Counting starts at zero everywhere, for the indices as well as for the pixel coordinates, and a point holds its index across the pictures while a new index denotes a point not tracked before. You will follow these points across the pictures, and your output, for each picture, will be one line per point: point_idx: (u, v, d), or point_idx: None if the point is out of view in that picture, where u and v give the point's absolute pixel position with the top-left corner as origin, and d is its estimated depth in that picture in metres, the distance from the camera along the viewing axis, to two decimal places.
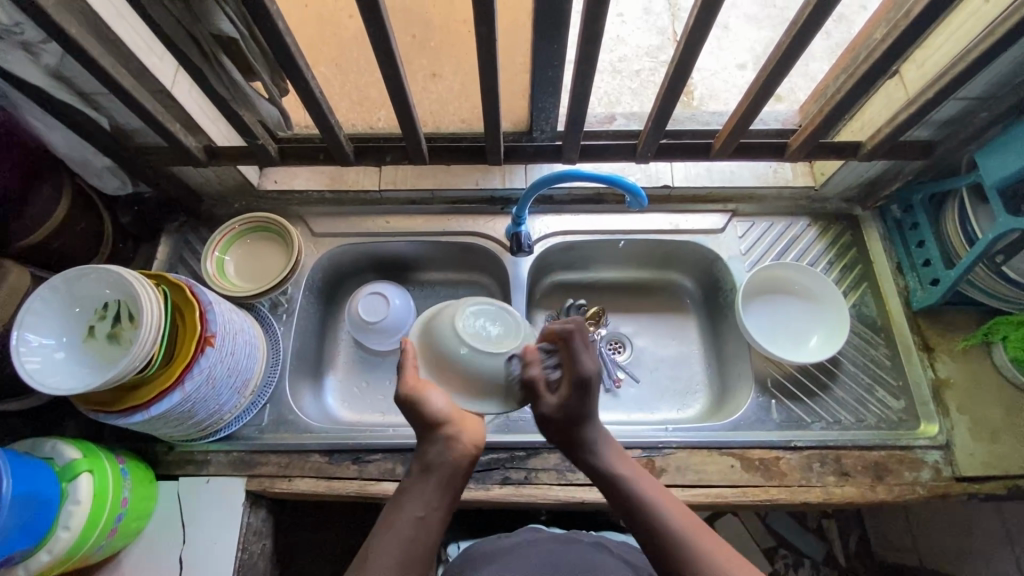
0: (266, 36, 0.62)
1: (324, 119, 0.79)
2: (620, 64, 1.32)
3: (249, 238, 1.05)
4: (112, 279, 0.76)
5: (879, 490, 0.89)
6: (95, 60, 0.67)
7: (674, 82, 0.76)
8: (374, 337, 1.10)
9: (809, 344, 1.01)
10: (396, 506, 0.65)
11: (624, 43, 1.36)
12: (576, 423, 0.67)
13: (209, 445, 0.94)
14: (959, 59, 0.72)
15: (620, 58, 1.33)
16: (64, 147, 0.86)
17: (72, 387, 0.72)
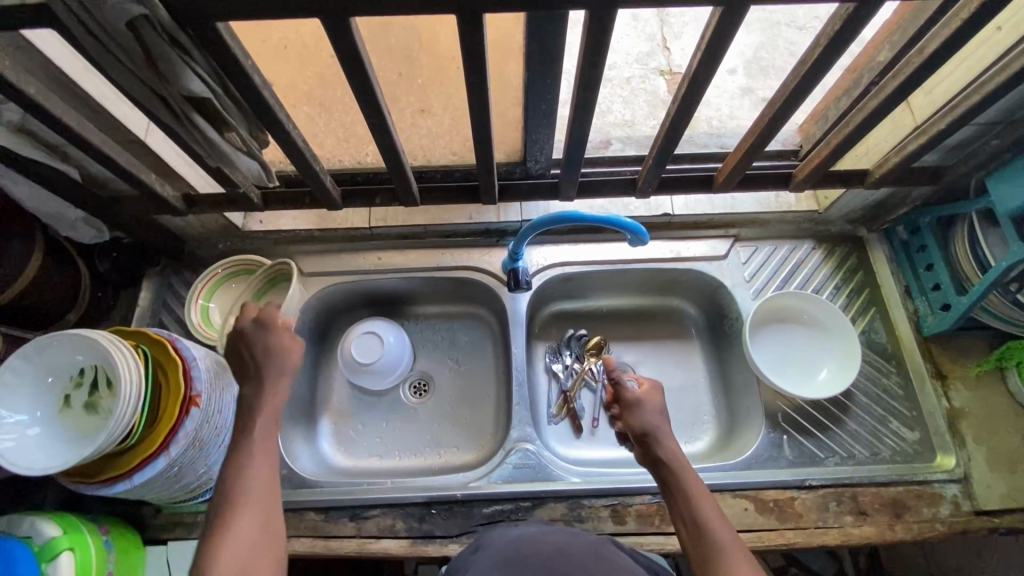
0: (242, 93, 0.58)
1: (309, 167, 0.75)
2: (609, 72, 1.28)
3: (232, 281, 1.01)
4: (88, 345, 0.72)
5: (898, 529, 0.87)
6: (59, 119, 0.62)
7: (676, 121, 0.73)
8: (364, 377, 1.05)
9: (818, 378, 0.98)
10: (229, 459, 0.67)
11: (612, 50, 1.32)
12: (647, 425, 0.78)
13: (200, 506, 0.89)
14: (972, 92, 0.69)
15: (608, 66, 1.29)
16: (33, 202, 0.82)
17: (48, 466, 0.67)
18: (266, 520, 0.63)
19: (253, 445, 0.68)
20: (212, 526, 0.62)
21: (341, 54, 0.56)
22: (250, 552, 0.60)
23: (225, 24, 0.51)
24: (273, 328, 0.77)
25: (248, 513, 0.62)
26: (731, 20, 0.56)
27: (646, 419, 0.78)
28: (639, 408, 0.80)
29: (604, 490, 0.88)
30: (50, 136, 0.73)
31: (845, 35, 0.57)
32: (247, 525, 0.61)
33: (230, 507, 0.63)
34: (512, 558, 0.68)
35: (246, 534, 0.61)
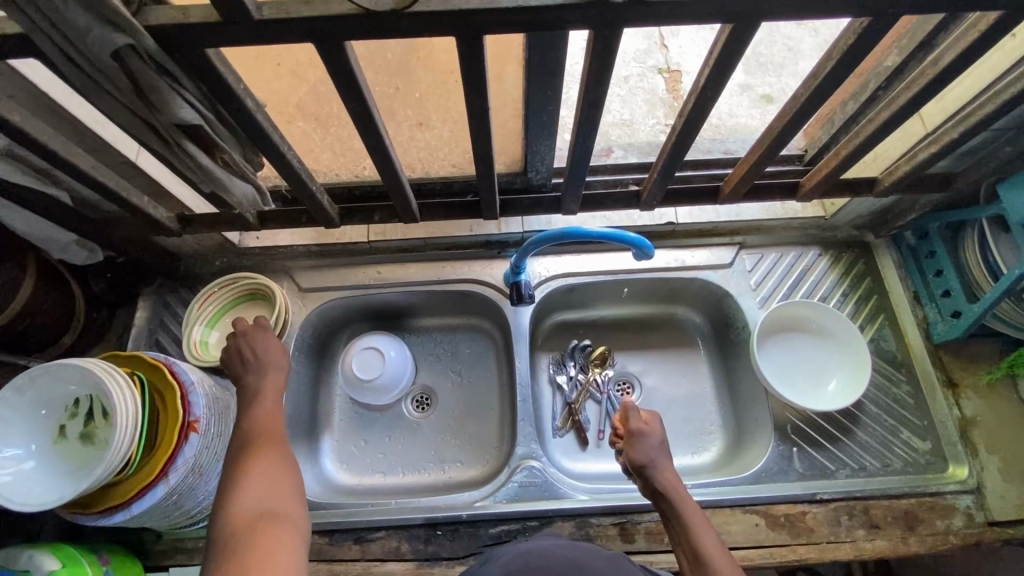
0: (235, 118, 0.56)
1: (305, 187, 0.73)
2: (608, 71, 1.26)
3: (206, 299, 0.96)
4: (81, 375, 0.70)
5: (911, 542, 0.85)
6: (45, 145, 0.60)
7: (683, 135, 0.71)
8: (365, 394, 1.03)
9: (827, 389, 0.96)
10: (239, 428, 0.73)
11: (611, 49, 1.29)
12: (647, 457, 0.78)
13: (201, 531, 0.88)
14: (987, 101, 0.67)
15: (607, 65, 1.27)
16: (24, 226, 0.79)
17: (43, 501, 0.66)
18: (281, 453, 0.69)
19: (260, 418, 0.73)
20: (230, 469, 0.66)
21: (337, 77, 0.54)
22: (270, 476, 0.65)
23: (214, 50, 0.49)
24: (265, 330, 0.83)
25: (265, 448, 0.68)
26: (743, 35, 0.54)
27: (647, 453, 0.79)
28: (639, 440, 0.80)
29: (612, 508, 0.87)
30: (38, 161, 0.71)
31: (860, 47, 0.55)
32: (261, 456, 0.67)
33: (246, 447, 0.69)
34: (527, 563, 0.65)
35: (265, 463, 0.66)
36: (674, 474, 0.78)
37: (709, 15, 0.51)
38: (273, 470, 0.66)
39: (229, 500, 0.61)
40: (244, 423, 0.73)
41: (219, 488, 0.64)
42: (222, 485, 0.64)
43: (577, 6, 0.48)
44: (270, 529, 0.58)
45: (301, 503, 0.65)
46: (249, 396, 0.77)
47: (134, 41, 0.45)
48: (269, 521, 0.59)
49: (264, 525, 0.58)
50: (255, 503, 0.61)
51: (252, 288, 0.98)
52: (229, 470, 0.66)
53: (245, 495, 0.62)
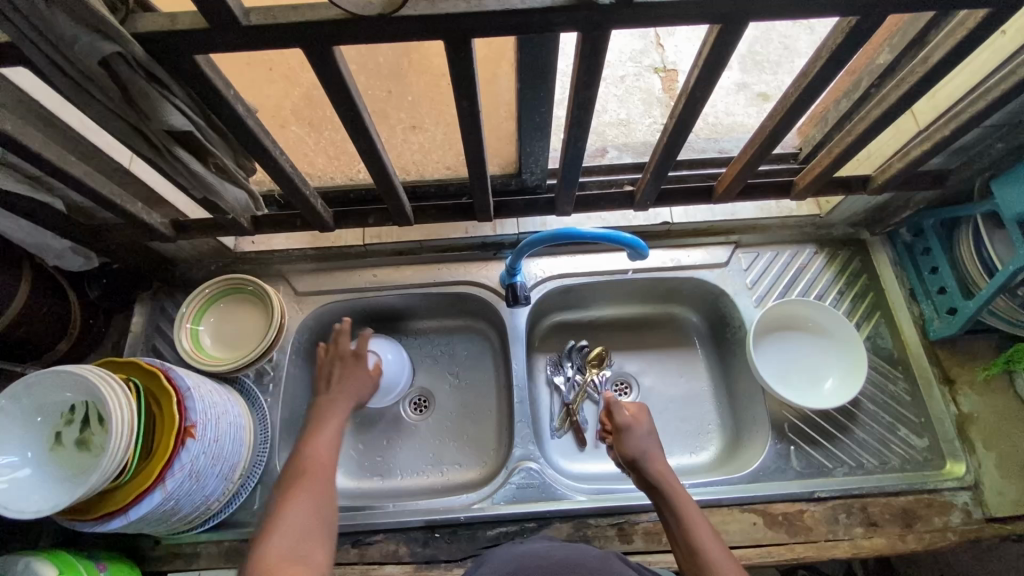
0: (226, 123, 0.56)
1: (298, 191, 0.73)
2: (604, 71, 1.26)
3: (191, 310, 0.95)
4: (77, 382, 0.70)
5: (909, 539, 0.85)
6: (37, 153, 0.60)
7: (675, 135, 0.71)
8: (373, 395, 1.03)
9: (825, 387, 0.96)
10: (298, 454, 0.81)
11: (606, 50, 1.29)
12: (637, 451, 0.80)
13: (199, 536, 0.88)
14: (976, 98, 0.68)
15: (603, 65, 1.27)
16: (18, 234, 0.80)
17: (39, 508, 0.66)
18: (321, 495, 0.75)
19: (314, 449, 0.81)
20: (278, 501, 0.74)
21: (326, 81, 0.54)
22: (306, 516, 0.71)
23: (203, 57, 0.49)
24: (362, 364, 0.95)
25: (310, 484, 0.76)
26: (730, 35, 0.54)
27: (636, 447, 0.80)
28: (626, 434, 0.82)
29: (610, 509, 0.87)
30: (31, 169, 0.71)
31: (847, 47, 0.55)
32: (307, 493, 0.74)
33: (295, 482, 0.76)
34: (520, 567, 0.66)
35: (304, 501, 0.73)
36: (665, 463, 0.79)
37: (698, 14, 0.51)
38: (307, 511, 0.72)
39: (268, 534, 0.68)
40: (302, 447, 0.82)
41: (265, 520, 0.71)
42: (268, 518, 0.71)
43: (564, 8, 0.48)
44: (294, 570, 0.63)
45: (327, 550, 0.69)
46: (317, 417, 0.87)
47: (122, 49, 0.45)
48: (293, 566, 0.64)
49: (288, 566, 0.63)
50: (286, 543, 0.67)
51: (231, 286, 0.98)
52: (276, 502, 0.74)
53: (281, 532, 0.68)
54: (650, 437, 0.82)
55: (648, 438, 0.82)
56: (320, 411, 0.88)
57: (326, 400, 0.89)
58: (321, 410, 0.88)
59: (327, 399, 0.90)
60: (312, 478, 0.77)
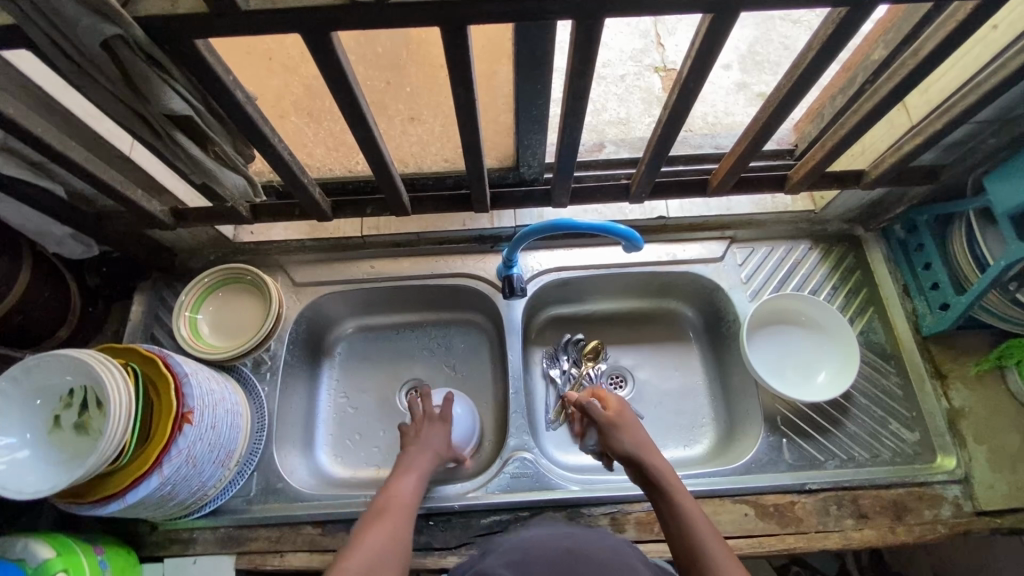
0: (224, 109, 0.57)
1: (296, 179, 0.74)
2: (604, 69, 1.27)
3: (187, 307, 0.96)
4: (75, 365, 0.71)
5: (899, 531, 0.86)
6: (38, 137, 0.61)
7: (671, 124, 0.72)
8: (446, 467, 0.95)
9: (817, 380, 0.97)
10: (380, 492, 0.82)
11: (606, 48, 1.30)
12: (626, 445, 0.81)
13: (194, 522, 0.88)
14: (968, 93, 0.69)
15: (603, 63, 1.28)
16: (18, 220, 0.80)
17: (38, 489, 0.66)
18: (398, 529, 0.74)
19: (397, 487, 0.82)
20: (359, 529, 0.74)
21: (324, 68, 0.55)
22: (383, 545, 0.71)
23: (203, 41, 0.50)
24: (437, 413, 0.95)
25: (390, 516, 0.76)
26: (723, 25, 0.54)
27: (626, 441, 0.82)
28: (615, 428, 0.84)
29: (603, 498, 0.88)
30: (32, 154, 0.72)
31: (837, 38, 0.56)
32: (385, 524, 0.74)
33: (377, 515, 0.76)
34: (522, 560, 0.67)
35: (386, 527, 0.73)
36: (660, 457, 0.80)
37: (690, 3, 0.52)
38: (390, 538, 0.72)
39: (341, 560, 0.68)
40: (386, 487, 0.83)
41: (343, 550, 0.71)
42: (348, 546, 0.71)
43: None
44: None
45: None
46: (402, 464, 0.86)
47: (123, 32, 0.46)
48: None
49: None
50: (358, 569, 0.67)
51: (227, 275, 0.99)
52: (357, 532, 0.74)
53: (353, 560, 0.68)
54: (639, 429, 0.84)
55: (636, 431, 0.83)
56: (406, 455, 0.87)
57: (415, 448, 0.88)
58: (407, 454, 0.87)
59: (415, 446, 0.89)
60: (398, 512, 0.77)
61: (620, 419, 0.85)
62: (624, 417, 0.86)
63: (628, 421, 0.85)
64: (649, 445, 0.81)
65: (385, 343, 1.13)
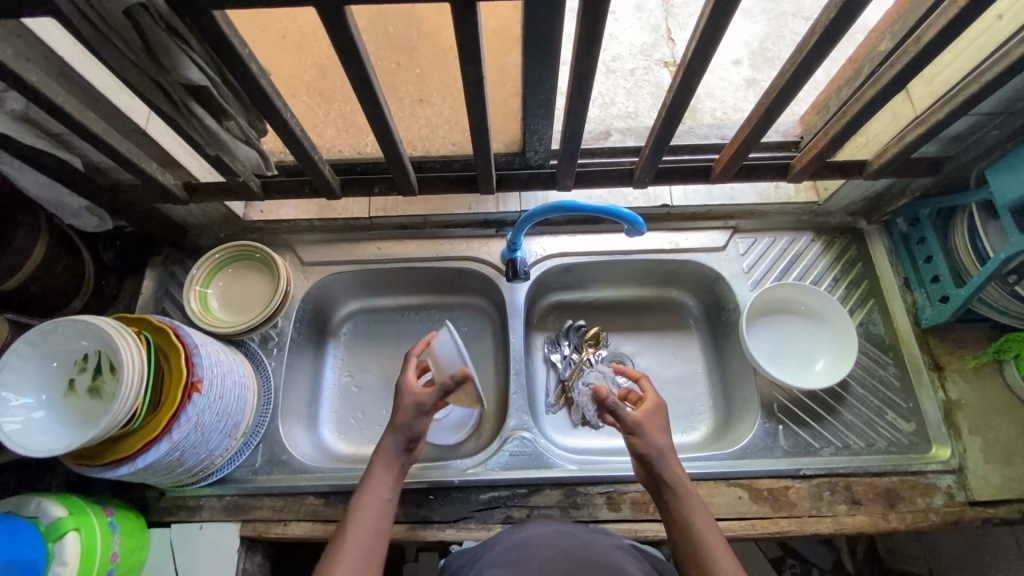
0: (239, 81, 0.59)
1: (307, 155, 0.75)
2: (613, 63, 1.28)
3: (197, 286, 0.98)
4: (91, 331, 0.73)
5: (891, 518, 0.87)
6: (60, 107, 0.63)
7: (674, 107, 0.73)
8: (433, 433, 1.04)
9: (815, 368, 0.98)
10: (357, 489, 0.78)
11: (616, 42, 1.31)
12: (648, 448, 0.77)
13: (201, 490, 0.91)
14: (971, 81, 0.69)
15: (613, 57, 1.29)
16: (37, 190, 0.83)
17: (53, 448, 0.69)
18: (373, 537, 0.72)
19: (370, 487, 0.76)
20: (336, 537, 0.73)
21: (337, 43, 0.57)
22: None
23: (221, 13, 0.51)
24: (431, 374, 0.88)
25: (364, 527, 0.73)
26: (726, 7, 0.56)
27: (650, 445, 0.77)
28: (641, 430, 0.78)
29: (599, 478, 0.89)
30: (52, 125, 0.74)
31: (839, 23, 0.57)
32: (359, 535, 0.72)
33: (351, 522, 0.73)
34: (519, 558, 0.69)
35: (354, 557, 0.70)
36: (676, 463, 0.77)
37: None
38: (360, 571, 0.69)
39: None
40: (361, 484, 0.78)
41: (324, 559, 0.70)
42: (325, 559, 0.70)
43: None
44: None
45: None
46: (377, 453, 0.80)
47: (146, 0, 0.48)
48: None
49: None
50: None
51: (237, 251, 1.00)
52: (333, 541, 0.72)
53: None
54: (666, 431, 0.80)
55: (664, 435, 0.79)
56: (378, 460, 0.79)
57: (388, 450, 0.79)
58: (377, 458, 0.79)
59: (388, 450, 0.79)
60: (365, 534, 0.72)
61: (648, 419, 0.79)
62: (654, 417, 0.80)
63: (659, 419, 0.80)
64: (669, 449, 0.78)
65: (389, 324, 1.15)
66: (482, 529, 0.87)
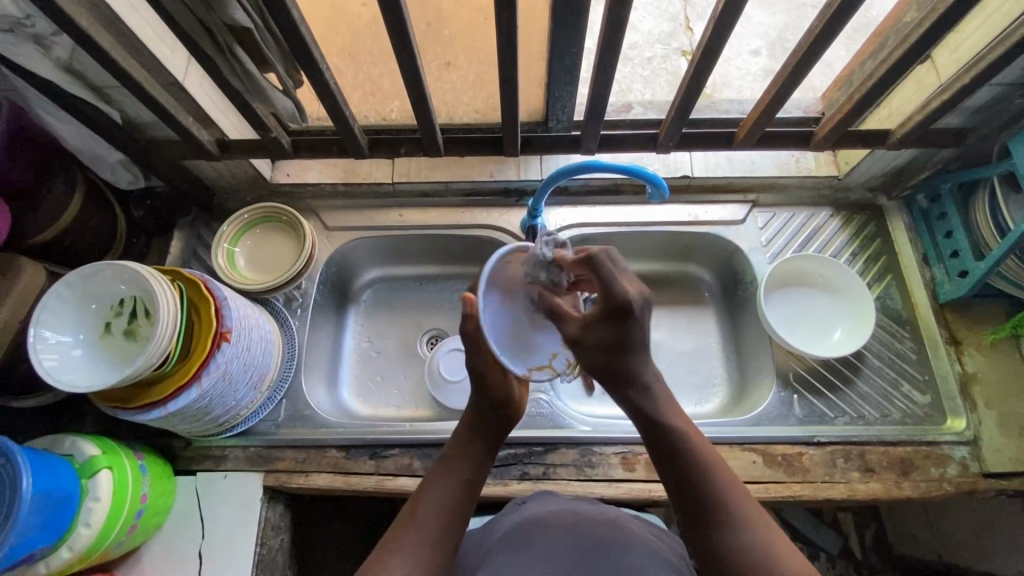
0: (281, 25, 0.61)
1: (339, 110, 0.77)
2: (631, 51, 1.28)
3: (227, 246, 1.01)
4: (128, 275, 0.75)
5: (904, 486, 0.88)
6: (106, 51, 0.65)
7: (707, 56, 0.75)
8: (450, 398, 1.04)
9: (833, 338, 0.99)
10: (440, 461, 0.72)
11: (634, 30, 1.31)
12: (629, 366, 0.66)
13: (227, 440, 0.93)
14: (997, 44, 0.70)
15: (630, 45, 1.29)
16: (77, 142, 0.85)
17: (90, 384, 0.71)
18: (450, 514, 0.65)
19: (455, 459, 0.70)
20: (408, 506, 0.66)
21: None
22: (422, 558, 0.60)
23: None
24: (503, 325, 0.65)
25: (442, 500, 0.66)
26: None
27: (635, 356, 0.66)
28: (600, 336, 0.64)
29: (614, 439, 0.91)
30: (95, 75, 0.76)
31: None
32: (431, 507, 0.65)
33: (426, 492, 0.67)
34: (521, 538, 0.71)
35: (425, 532, 0.63)
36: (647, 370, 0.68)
37: None
38: (434, 549, 0.61)
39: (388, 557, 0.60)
40: (444, 454, 0.72)
41: (394, 530, 0.64)
42: (395, 531, 0.63)
43: None
44: None
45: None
46: (471, 427, 0.73)
47: None
48: None
49: None
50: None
51: (267, 212, 1.03)
52: (405, 510, 0.66)
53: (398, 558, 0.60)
54: (632, 347, 0.65)
55: (616, 356, 0.65)
56: (465, 434, 0.73)
57: (478, 423, 0.73)
58: (465, 432, 0.73)
59: (480, 425, 0.73)
60: (446, 507, 0.65)
61: (588, 348, 0.64)
62: (606, 332, 0.64)
63: (625, 338, 0.64)
64: (644, 370, 0.68)
65: (408, 292, 1.17)
66: (499, 485, 0.89)
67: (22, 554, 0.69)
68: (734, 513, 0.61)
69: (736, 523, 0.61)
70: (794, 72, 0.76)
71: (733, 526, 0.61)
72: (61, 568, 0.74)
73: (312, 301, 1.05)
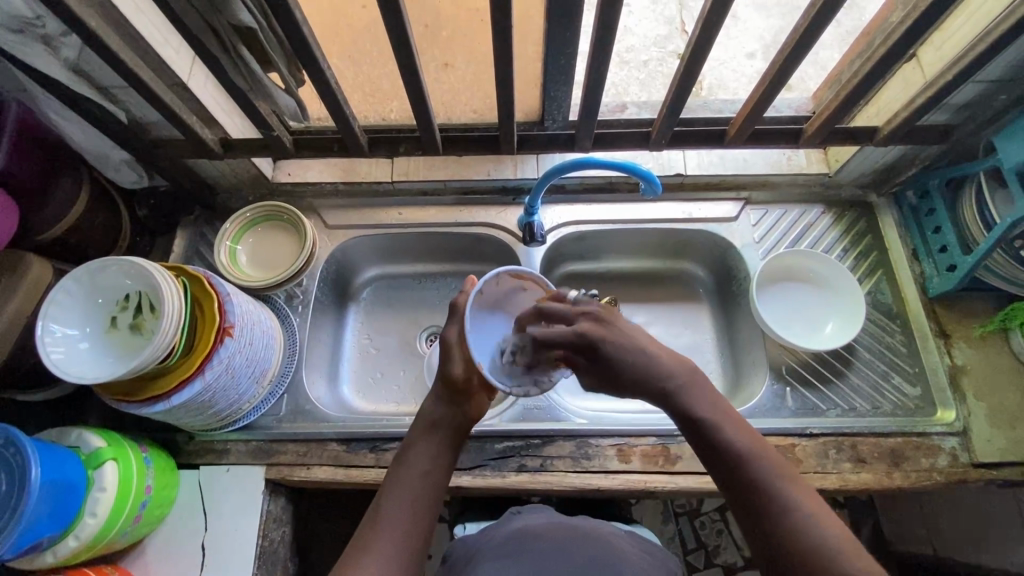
0: (284, 24, 0.63)
1: (340, 109, 0.79)
2: (627, 54, 1.30)
3: (230, 245, 1.03)
4: (134, 270, 0.77)
5: (895, 476, 0.90)
6: (114, 51, 0.67)
7: (697, 54, 0.77)
8: None
9: (824, 331, 1.01)
10: (400, 456, 0.69)
11: (631, 33, 1.34)
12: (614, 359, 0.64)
13: (229, 435, 0.95)
14: (980, 41, 0.73)
15: (627, 49, 1.32)
16: (83, 141, 0.87)
17: (96, 376, 0.73)
18: (415, 512, 0.63)
19: (415, 455, 0.68)
20: (372, 506, 0.65)
21: None
22: (388, 556, 0.60)
23: None
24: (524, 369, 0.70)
25: (404, 497, 0.64)
26: None
27: (618, 352, 0.64)
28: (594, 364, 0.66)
29: (610, 431, 0.93)
30: (102, 75, 0.78)
31: None
32: (394, 508, 0.63)
33: (388, 491, 0.65)
34: (514, 547, 0.73)
35: (391, 534, 0.61)
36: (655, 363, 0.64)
37: None
38: (400, 549, 0.61)
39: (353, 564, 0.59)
40: (404, 450, 0.69)
41: (360, 534, 0.62)
42: (361, 535, 0.62)
43: None
44: None
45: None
46: (429, 419, 0.70)
47: None
48: None
49: None
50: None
51: (269, 211, 1.05)
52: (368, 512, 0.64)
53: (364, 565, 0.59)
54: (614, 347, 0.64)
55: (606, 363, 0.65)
56: (425, 424, 0.70)
57: (436, 412, 0.71)
58: (423, 421, 0.71)
59: (440, 417, 0.70)
60: (410, 504, 0.64)
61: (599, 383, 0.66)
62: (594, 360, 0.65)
63: (605, 355, 0.64)
64: (640, 360, 0.64)
65: (407, 289, 1.19)
66: (497, 477, 0.90)
67: (31, 542, 0.70)
68: (780, 490, 0.56)
69: (786, 501, 0.56)
70: (783, 70, 0.78)
71: (782, 504, 0.56)
72: (68, 557, 0.75)
73: (313, 297, 1.07)
